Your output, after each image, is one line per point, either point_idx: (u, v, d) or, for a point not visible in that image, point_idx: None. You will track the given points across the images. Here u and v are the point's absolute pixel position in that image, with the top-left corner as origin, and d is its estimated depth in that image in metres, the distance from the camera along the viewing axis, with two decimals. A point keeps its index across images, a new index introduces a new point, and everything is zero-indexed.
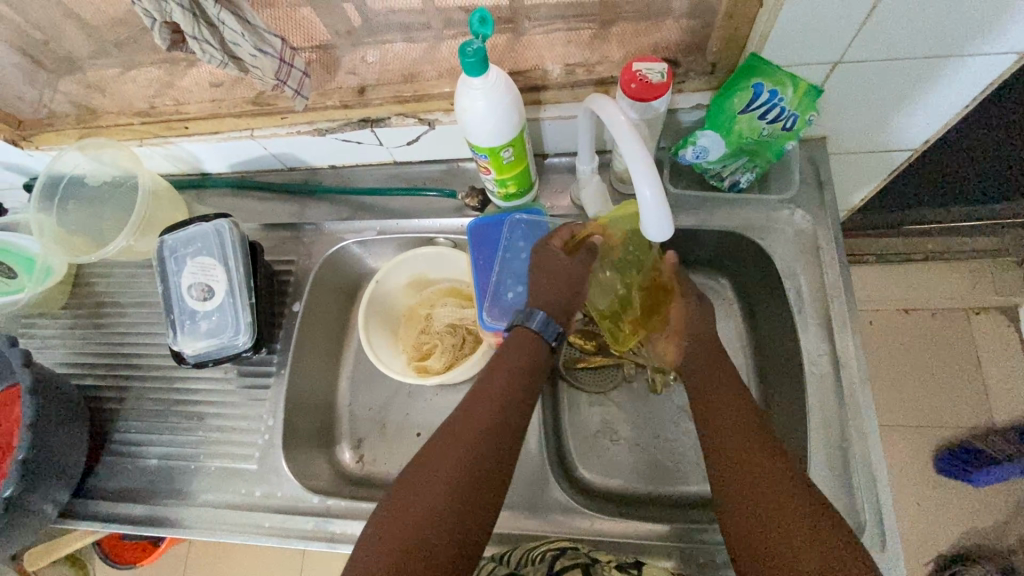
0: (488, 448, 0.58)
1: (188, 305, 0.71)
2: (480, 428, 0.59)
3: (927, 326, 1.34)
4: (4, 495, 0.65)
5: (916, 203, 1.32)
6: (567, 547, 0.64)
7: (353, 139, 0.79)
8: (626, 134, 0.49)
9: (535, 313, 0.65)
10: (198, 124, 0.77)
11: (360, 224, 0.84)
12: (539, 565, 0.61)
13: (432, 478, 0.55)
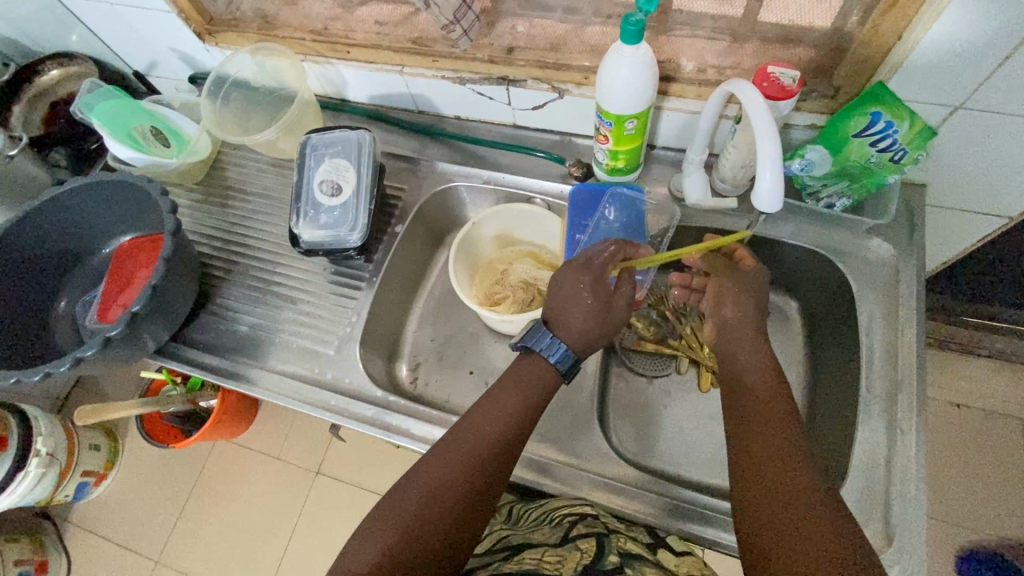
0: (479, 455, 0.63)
1: (316, 197, 0.81)
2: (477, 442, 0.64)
3: (978, 423, 1.31)
4: (132, 309, 0.73)
5: (992, 298, 1.31)
6: (586, 515, 0.67)
7: (487, 94, 0.88)
8: (762, 115, 0.55)
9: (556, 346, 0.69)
10: (359, 51, 0.88)
11: (471, 169, 0.92)
12: (557, 528, 0.66)
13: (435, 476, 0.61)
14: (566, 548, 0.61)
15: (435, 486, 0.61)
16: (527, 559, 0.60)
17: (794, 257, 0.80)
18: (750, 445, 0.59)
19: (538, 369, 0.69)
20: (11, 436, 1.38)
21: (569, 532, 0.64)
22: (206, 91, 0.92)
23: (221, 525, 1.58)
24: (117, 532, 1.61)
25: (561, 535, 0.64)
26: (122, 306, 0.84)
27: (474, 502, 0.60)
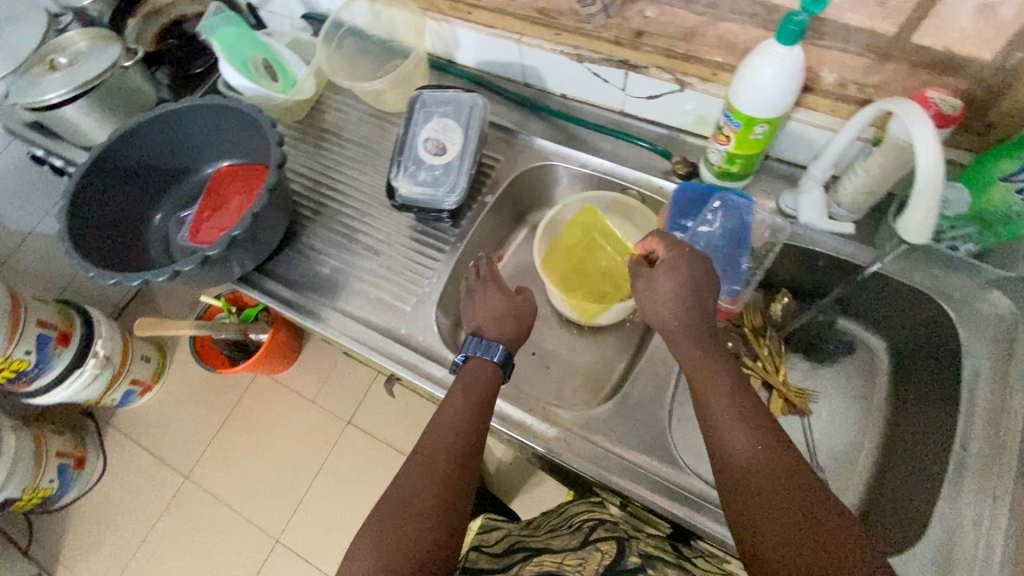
0: (455, 450, 0.66)
1: (418, 154, 0.80)
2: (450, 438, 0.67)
3: None
4: (233, 233, 0.75)
5: None
6: (605, 522, 0.74)
7: (602, 76, 0.85)
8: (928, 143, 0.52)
9: (495, 348, 0.74)
10: (480, 13, 0.86)
11: (570, 151, 0.91)
12: (578, 534, 0.73)
13: (420, 480, 0.63)
14: (588, 550, 0.68)
15: (409, 500, 0.61)
16: (547, 561, 0.67)
17: (893, 297, 0.77)
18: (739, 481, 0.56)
19: (486, 377, 0.72)
20: (75, 332, 1.44)
21: (588, 536, 0.72)
22: (324, 33, 0.92)
23: (250, 453, 1.64)
24: (152, 442, 1.67)
25: (582, 536, 0.72)
26: (220, 228, 0.88)
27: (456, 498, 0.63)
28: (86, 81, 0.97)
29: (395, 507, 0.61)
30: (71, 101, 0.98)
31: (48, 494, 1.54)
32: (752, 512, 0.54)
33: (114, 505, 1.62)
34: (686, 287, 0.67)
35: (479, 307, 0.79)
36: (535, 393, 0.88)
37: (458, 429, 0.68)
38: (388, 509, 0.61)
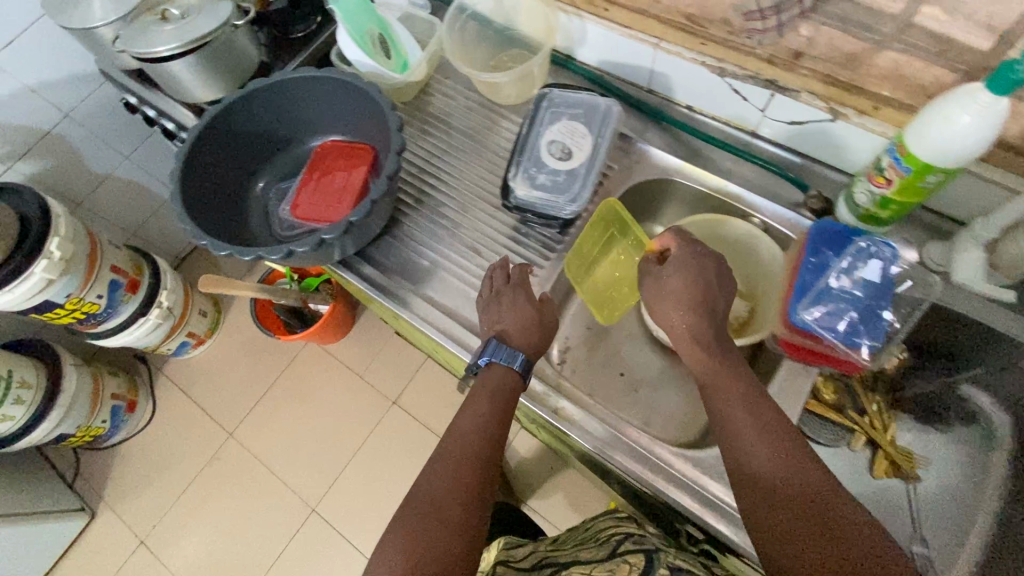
0: (476, 455, 0.64)
1: (540, 155, 0.76)
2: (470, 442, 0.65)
3: None
4: (351, 219, 0.72)
5: None
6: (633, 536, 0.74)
7: (742, 93, 0.79)
8: None
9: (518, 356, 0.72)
10: (619, 12, 0.81)
11: (691, 168, 0.86)
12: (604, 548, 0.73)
13: (441, 483, 0.61)
14: (614, 562, 0.68)
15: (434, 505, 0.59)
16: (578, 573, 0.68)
17: None
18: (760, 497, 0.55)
19: (505, 379, 0.71)
20: (143, 281, 1.45)
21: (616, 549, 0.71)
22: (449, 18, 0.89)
23: (293, 418, 1.65)
24: (200, 395, 1.70)
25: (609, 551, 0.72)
26: (346, 209, 0.84)
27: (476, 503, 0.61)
28: (198, 38, 0.94)
29: (415, 513, 0.59)
30: (180, 56, 0.97)
31: (100, 433, 1.57)
32: (786, 541, 0.51)
33: (160, 450, 1.66)
34: (692, 283, 0.69)
35: (502, 311, 0.75)
36: (620, 416, 0.85)
37: (477, 431, 0.66)
38: (410, 514, 0.59)
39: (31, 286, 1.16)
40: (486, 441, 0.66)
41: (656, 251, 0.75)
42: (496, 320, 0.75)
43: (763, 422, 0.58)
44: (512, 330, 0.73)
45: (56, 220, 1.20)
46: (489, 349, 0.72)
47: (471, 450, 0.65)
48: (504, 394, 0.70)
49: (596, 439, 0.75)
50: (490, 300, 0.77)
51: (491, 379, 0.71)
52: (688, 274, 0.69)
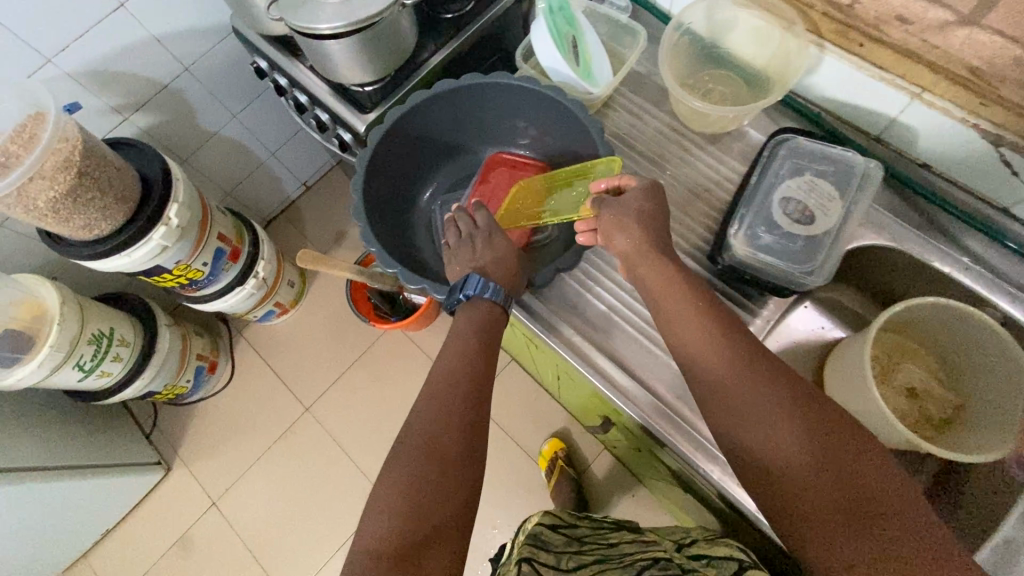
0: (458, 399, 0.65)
1: (771, 212, 0.66)
2: (449, 381, 0.66)
3: None
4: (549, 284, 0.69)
5: None
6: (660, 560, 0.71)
7: (1015, 167, 0.67)
8: None
9: (469, 278, 0.70)
10: (880, 51, 0.68)
11: (923, 241, 0.74)
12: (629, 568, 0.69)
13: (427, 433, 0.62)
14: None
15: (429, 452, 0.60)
16: None
17: None
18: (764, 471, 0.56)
19: (481, 317, 0.70)
20: (243, 250, 1.40)
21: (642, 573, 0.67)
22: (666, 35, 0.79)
23: (370, 401, 1.62)
24: (279, 364, 1.68)
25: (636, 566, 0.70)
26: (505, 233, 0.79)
27: (471, 450, 0.62)
28: (367, 18, 0.85)
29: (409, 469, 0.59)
30: (341, 37, 0.88)
31: (182, 392, 1.56)
32: (806, 514, 0.53)
33: (234, 413, 1.66)
34: (643, 223, 0.67)
35: (481, 253, 0.73)
36: None
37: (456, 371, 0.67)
38: (405, 469, 0.60)
39: (148, 251, 1.11)
40: (459, 376, 0.66)
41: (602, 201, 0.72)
42: (467, 260, 0.73)
43: (767, 403, 0.57)
44: (494, 264, 0.72)
45: (175, 184, 1.14)
46: (470, 284, 0.70)
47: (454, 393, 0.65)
48: (488, 328, 0.70)
49: (644, 409, 0.76)
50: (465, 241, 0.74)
51: (473, 316, 0.69)
52: (640, 225, 0.67)
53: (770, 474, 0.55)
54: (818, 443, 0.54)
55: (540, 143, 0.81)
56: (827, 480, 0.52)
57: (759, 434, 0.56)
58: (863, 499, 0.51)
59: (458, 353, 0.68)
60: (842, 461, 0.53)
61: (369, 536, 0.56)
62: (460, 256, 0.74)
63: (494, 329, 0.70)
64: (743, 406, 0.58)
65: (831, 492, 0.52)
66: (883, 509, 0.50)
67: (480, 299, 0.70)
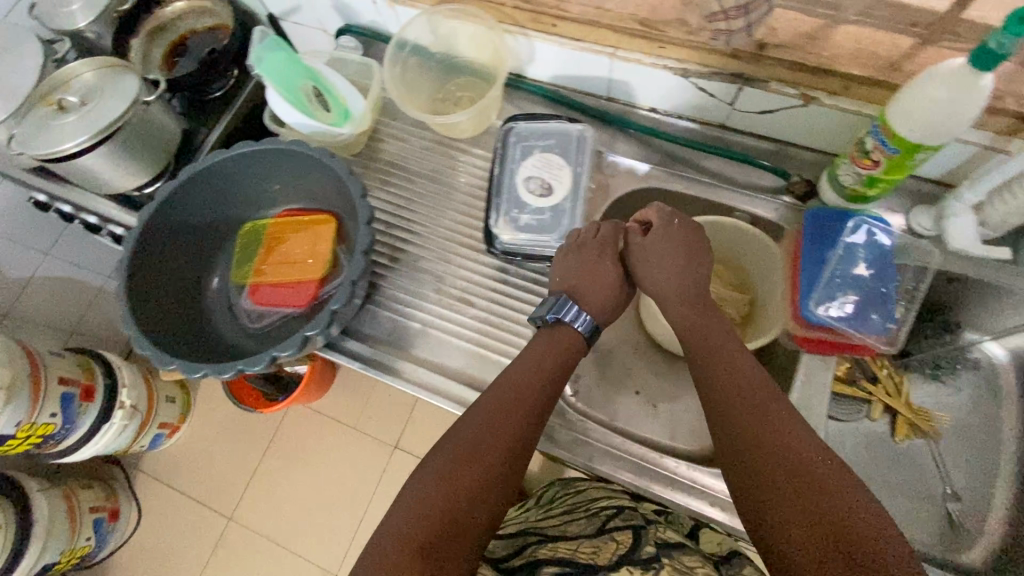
0: (498, 432, 0.61)
1: (520, 195, 0.72)
2: (497, 414, 0.62)
3: None
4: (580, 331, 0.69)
5: None
6: (624, 509, 0.75)
7: (709, 91, 0.77)
8: None
9: (567, 305, 0.68)
10: (571, 26, 0.76)
11: (669, 174, 0.83)
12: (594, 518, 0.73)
13: (467, 458, 0.58)
14: (603, 537, 0.69)
15: (457, 476, 0.57)
16: (561, 547, 0.68)
17: None
18: (744, 438, 0.57)
19: (557, 343, 0.68)
20: (98, 385, 1.32)
21: (605, 523, 0.72)
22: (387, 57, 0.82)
23: (295, 485, 1.56)
24: (188, 484, 1.59)
25: (598, 524, 0.71)
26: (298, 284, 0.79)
27: (504, 482, 0.59)
28: (109, 124, 0.85)
29: (429, 483, 0.56)
30: (91, 149, 0.86)
31: (86, 551, 1.44)
32: (763, 463, 0.54)
33: (155, 551, 1.55)
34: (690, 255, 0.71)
35: (582, 271, 0.70)
36: (651, 439, 0.82)
37: (512, 404, 0.63)
38: (425, 488, 0.56)
39: None
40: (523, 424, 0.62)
41: (299, 233, 0.81)
42: (563, 275, 0.70)
43: (739, 366, 0.63)
44: (592, 291, 0.70)
45: None
46: (567, 310, 0.68)
47: (506, 434, 0.61)
48: (545, 356, 0.67)
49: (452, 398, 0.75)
50: (572, 252, 0.71)
51: (543, 347, 0.68)
52: (675, 244, 0.71)
53: (725, 424, 0.59)
54: (779, 406, 0.58)
55: (309, 192, 0.81)
56: (783, 448, 0.54)
57: (747, 408, 0.59)
58: (795, 459, 0.53)
59: (520, 386, 0.65)
60: (807, 448, 0.54)
61: (380, 544, 0.52)
62: (560, 273, 0.71)
63: (566, 369, 0.67)
64: (719, 363, 0.64)
65: (793, 451, 0.54)
66: (808, 478, 0.51)
67: (562, 321, 0.69)
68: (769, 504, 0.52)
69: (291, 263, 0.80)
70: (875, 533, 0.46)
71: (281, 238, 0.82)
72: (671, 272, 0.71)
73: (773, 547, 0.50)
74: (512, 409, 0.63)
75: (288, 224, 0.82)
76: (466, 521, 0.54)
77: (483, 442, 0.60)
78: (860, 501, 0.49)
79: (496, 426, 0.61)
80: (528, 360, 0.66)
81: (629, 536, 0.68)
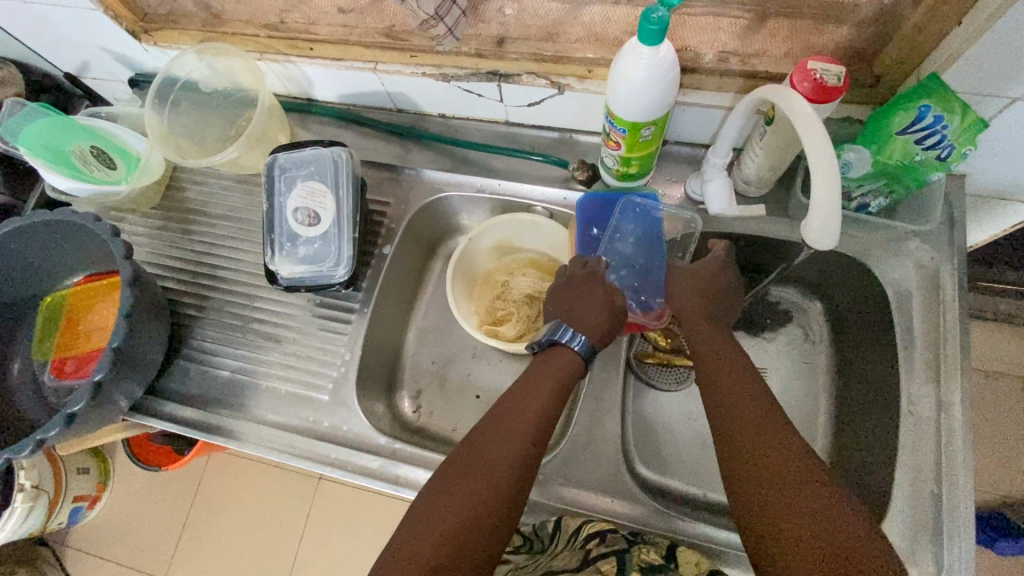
0: (506, 455, 0.57)
1: (290, 228, 0.71)
2: (511, 434, 0.59)
3: (999, 390, 1.26)
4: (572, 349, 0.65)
5: None
6: (606, 531, 0.64)
7: (475, 91, 0.77)
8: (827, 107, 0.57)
9: (564, 328, 0.66)
10: (325, 47, 0.75)
11: (462, 178, 0.83)
12: (575, 552, 0.62)
13: (473, 480, 0.56)
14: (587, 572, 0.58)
15: (464, 499, 0.54)
16: None
17: (856, 288, 0.74)
18: (738, 431, 0.56)
19: (561, 364, 0.64)
20: None
21: (588, 553, 0.60)
22: (149, 101, 0.80)
23: (221, 540, 1.50)
24: (119, 552, 1.54)
25: (581, 556, 0.60)
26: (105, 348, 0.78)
27: (509, 508, 0.55)
28: None
29: (431, 504, 0.55)
30: None
31: None
32: (759, 460, 0.53)
33: None
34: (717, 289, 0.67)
35: (572, 298, 0.68)
36: None
37: (528, 424, 0.59)
38: (429, 514, 0.54)
39: None
40: (533, 437, 0.59)
41: (105, 296, 0.81)
42: (560, 306, 0.69)
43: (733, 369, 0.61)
44: (584, 312, 0.67)
45: None
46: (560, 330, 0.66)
47: (512, 452, 0.57)
48: (555, 373, 0.64)
49: (263, 443, 0.74)
50: (571, 286, 0.69)
51: (552, 367, 0.64)
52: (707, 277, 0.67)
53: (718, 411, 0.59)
54: (775, 415, 0.56)
55: (93, 257, 0.79)
56: (776, 451, 0.53)
57: (738, 406, 0.58)
58: (791, 460, 0.52)
59: (534, 406, 0.61)
60: (800, 453, 0.53)
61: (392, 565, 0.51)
62: (563, 305, 0.68)
63: (569, 385, 0.64)
64: (714, 366, 0.62)
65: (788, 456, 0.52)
66: (817, 492, 0.49)
67: (568, 348, 0.65)
68: (761, 505, 0.51)
69: (102, 327, 0.80)
70: (851, 543, 0.45)
71: (85, 306, 0.81)
72: (700, 295, 0.66)
73: (758, 540, 0.50)
74: (522, 428, 0.59)
75: (89, 292, 0.81)
76: (473, 551, 0.51)
77: (488, 462, 0.57)
78: (849, 511, 0.48)
79: (501, 446, 0.58)
80: (552, 380, 0.63)
81: (614, 567, 0.58)
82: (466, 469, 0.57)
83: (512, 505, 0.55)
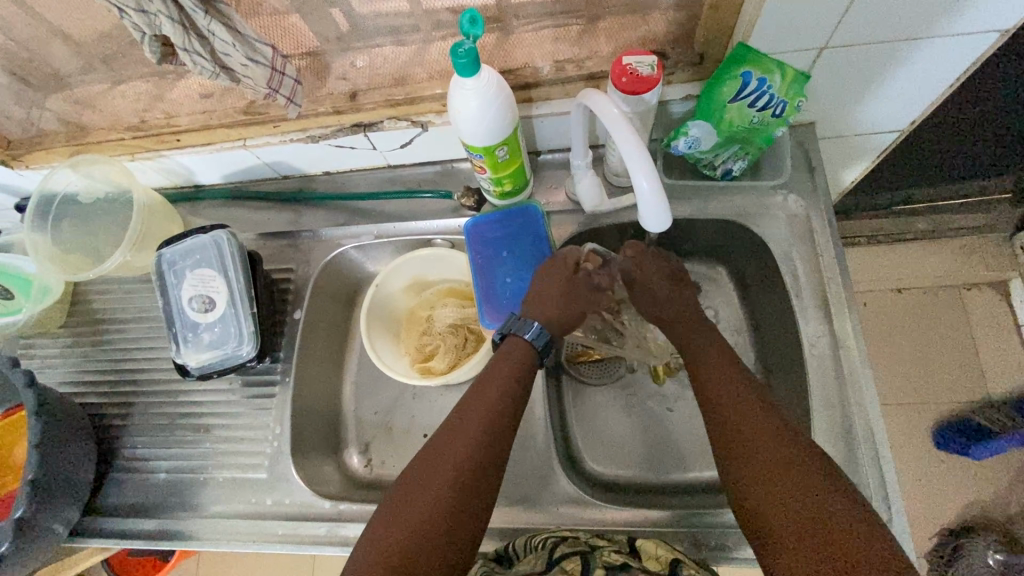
0: (473, 437, 0.57)
1: (190, 318, 0.72)
2: (481, 418, 0.59)
3: (927, 302, 1.30)
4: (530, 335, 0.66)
5: (918, 180, 1.27)
6: (567, 535, 0.63)
7: (346, 144, 0.79)
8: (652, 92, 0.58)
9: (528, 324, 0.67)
10: (191, 136, 0.77)
11: (357, 228, 0.85)
12: (541, 552, 0.61)
13: (439, 462, 0.56)
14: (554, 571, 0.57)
15: (429, 484, 0.54)
16: None
17: (748, 248, 0.76)
18: (739, 437, 0.56)
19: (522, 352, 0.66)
20: None
21: (553, 554, 0.60)
22: (26, 221, 0.79)
23: None
24: None
25: (547, 556, 0.59)
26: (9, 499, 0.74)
27: (475, 489, 0.55)
28: None
29: (402, 489, 0.55)
30: None
31: None
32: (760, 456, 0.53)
33: None
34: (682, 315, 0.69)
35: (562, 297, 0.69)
36: None
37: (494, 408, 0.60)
38: (398, 502, 0.54)
39: None
40: (489, 431, 0.58)
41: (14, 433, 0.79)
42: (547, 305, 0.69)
43: (737, 386, 0.60)
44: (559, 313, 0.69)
45: None
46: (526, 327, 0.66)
47: (475, 434, 0.58)
48: (518, 359, 0.65)
49: (209, 535, 0.74)
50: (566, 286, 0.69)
51: (511, 356, 0.65)
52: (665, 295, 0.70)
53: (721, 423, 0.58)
54: (752, 410, 0.57)
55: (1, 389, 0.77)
56: (775, 450, 0.53)
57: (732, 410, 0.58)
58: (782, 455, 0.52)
59: (499, 392, 0.61)
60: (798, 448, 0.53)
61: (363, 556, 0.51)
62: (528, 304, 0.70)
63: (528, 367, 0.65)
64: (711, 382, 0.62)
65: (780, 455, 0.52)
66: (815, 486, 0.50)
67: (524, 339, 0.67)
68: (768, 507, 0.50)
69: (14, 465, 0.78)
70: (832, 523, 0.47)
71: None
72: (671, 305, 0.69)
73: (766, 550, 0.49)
74: (489, 414, 0.59)
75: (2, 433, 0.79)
76: (440, 533, 0.51)
77: (454, 442, 0.57)
78: (842, 499, 0.48)
79: (468, 427, 0.58)
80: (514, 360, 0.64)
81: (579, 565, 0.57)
82: (434, 451, 0.57)
83: (479, 488, 0.55)
